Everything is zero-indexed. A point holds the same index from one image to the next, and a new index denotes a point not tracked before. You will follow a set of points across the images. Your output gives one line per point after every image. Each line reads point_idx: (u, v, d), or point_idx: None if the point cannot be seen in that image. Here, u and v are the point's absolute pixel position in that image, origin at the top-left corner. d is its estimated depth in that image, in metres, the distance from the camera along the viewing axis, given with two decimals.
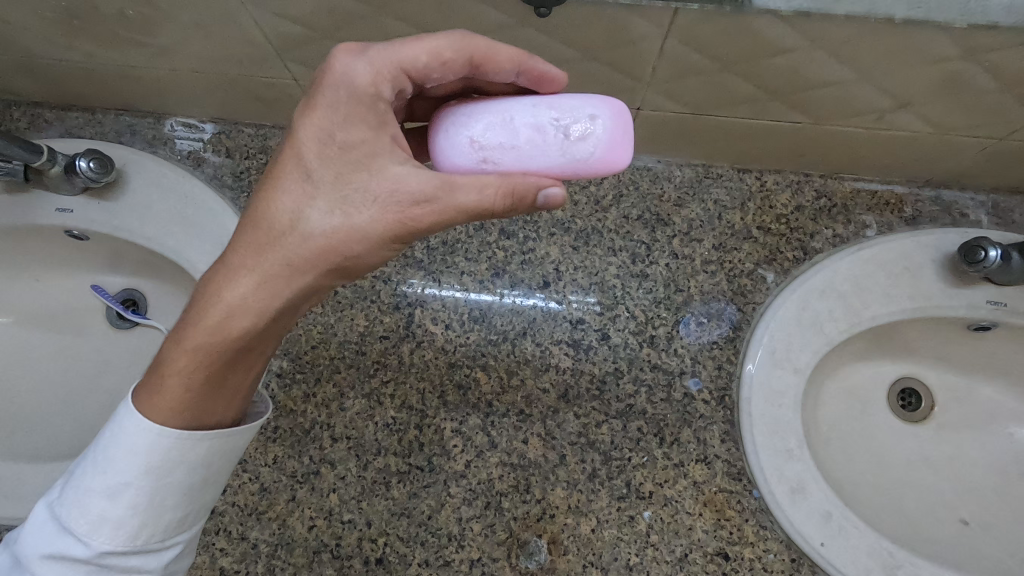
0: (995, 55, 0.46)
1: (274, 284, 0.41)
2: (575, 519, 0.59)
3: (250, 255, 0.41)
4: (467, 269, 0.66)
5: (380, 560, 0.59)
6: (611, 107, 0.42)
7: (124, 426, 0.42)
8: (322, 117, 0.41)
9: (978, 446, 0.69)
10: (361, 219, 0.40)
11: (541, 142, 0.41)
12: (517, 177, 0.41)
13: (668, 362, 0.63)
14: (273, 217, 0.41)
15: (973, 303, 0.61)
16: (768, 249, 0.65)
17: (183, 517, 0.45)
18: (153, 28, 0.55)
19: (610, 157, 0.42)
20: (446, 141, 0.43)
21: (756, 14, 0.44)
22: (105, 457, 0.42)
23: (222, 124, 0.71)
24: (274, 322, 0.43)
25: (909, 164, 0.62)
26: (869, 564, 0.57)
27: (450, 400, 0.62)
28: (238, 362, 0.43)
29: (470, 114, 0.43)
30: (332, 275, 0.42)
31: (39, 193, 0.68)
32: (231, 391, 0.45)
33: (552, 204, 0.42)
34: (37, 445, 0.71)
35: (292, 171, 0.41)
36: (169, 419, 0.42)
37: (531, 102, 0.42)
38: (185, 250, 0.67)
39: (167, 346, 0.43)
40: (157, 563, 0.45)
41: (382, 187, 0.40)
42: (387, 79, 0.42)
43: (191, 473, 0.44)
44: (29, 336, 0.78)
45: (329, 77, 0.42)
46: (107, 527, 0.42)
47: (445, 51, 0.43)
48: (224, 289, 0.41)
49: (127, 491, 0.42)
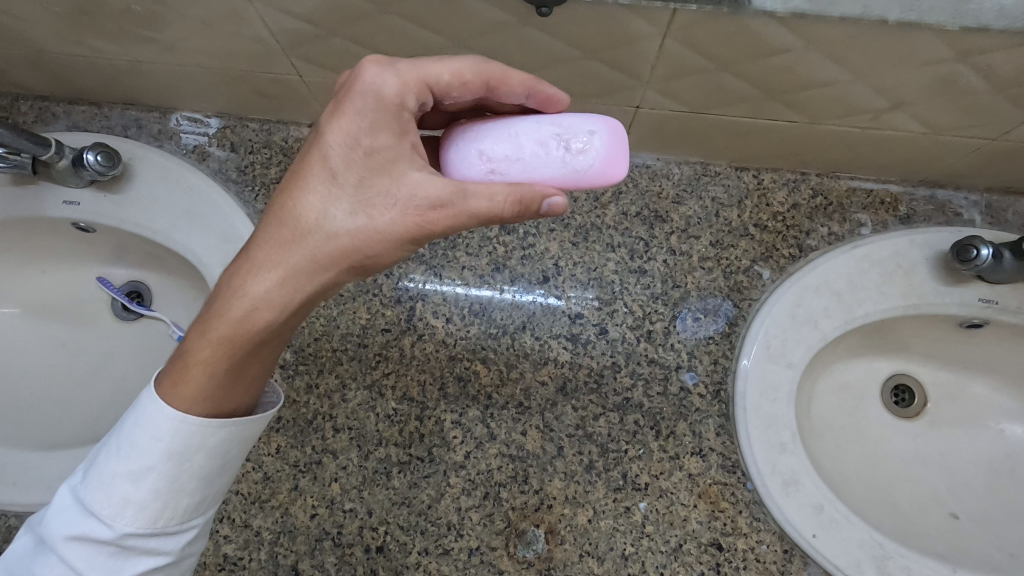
0: (986, 57, 0.47)
1: (297, 280, 0.42)
2: (572, 509, 0.60)
3: (274, 251, 0.42)
4: (468, 263, 0.67)
5: (381, 549, 0.60)
6: (609, 125, 0.43)
7: (148, 413, 0.43)
8: (349, 122, 0.42)
9: (970, 443, 0.70)
10: (381, 220, 0.42)
11: (545, 155, 0.43)
12: (524, 184, 0.42)
13: (665, 356, 0.64)
14: (298, 215, 0.42)
15: (965, 301, 0.62)
16: (765, 246, 0.66)
17: (200, 501, 0.46)
18: (160, 24, 0.56)
19: (608, 170, 0.43)
20: (457, 154, 0.45)
21: (753, 16, 0.45)
22: (129, 442, 0.43)
23: (227, 119, 0.71)
24: (294, 315, 0.44)
25: (904, 164, 0.63)
26: (860, 556, 0.58)
27: (450, 392, 0.63)
28: (258, 353, 0.44)
29: (480, 130, 0.44)
30: (352, 272, 0.43)
31: (46, 186, 0.69)
32: (250, 381, 0.46)
33: (555, 212, 0.43)
34: (42, 431, 0.72)
35: (317, 172, 0.42)
36: (192, 406, 0.44)
37: (536, 119, 0.44)
38: (190, 243, 0.68)
39: (192, 336, 0.44)
40: (176, 544, 0.46)
41: (402, 191, 0.42)
42: (412, 91, 0.43)
43: (210, 460, 0.45)
44: (35, 325, 0.79)
45: (358, 85, 0.42)
46: (130, 509, 0.43)
47: (466, 73, 0.45)
48: (248, 283, 0.43)
49: (149, 475, 0.43)
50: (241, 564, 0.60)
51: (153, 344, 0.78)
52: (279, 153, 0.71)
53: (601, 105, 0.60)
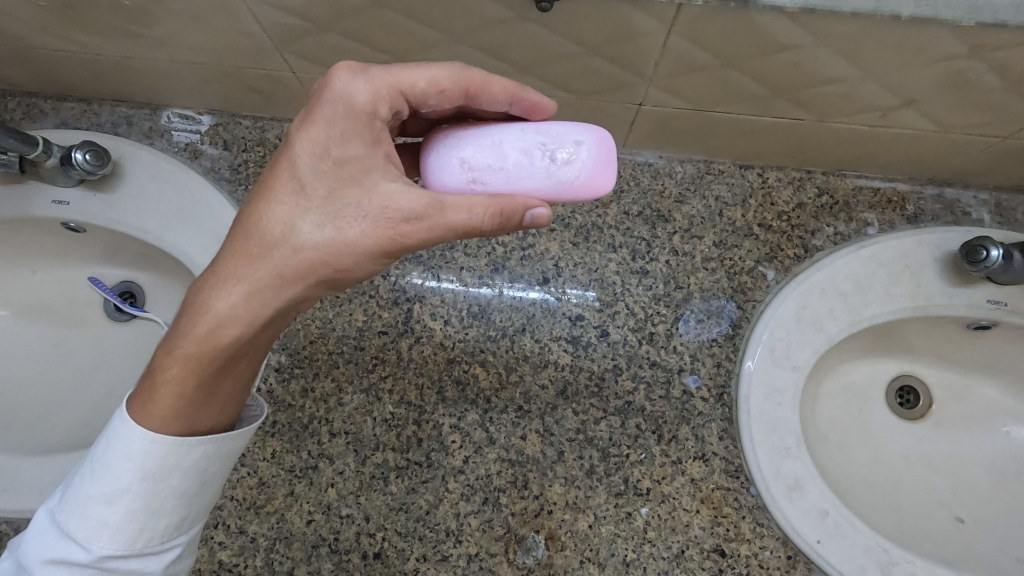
0: (1001, 54, 0.45)
1: (264, 294, 0.41)
2: (573, 515, 0.59)
3: (241, 265, 0.41)
4: (467, 264, 0.66)
5: (378, 555, 0.59)
6: (596, 135, 0.42)
7: (120, 433, 0.42)
8: (318, 131, 0.41)
9: (975, 445, 0.69)
10: (351, 233, 0.40)
11: (528, 165, 0.41)
12: (506, 196, 0.41)
13: (667, 359, 0.62)
14: (265, 227, 0.41)
15: (973, 302, 0.61)
16: (769, 247, 0.65)
17: (180, 520, 0.45)
18: (149, 20, 0.55)
19: (594, 182, 0.42)
20: (437, 160, 0.43)
21: (762, 10, 0.43)
22: (102, 464, 0.42)
23: (220, 116, 0.70)
24: (263, 330, 0.42)
25: (913, 163, 0.62)
26: (864, 562, 0.57)
27: (449, 395, 0.62)
28: (228, 369, 0.43)
29: (462, 137, 0.43)
30: (321, 286, 0.42)
31: (34, 185, 0.67)
32: (223, 397, 0.45)
33: (538, 223, 0.42)
34: (34, 436, 0.71)
35: (285, 183, 0.41)
36: (163, 426, 0.42)
37: (520, 126, 0.42)
38: (183, 243, 0.66)
39: (160, 353, 0.43)
40: (157, 564, 0.45)
41: (374, 203, 0.40)
42: (384, 99, 0.42)
43: (187, 478, 0.44)
44: (26, 326, 0.77)
45: (327, 94, 0.41)
46: (107, 531, 0.42)
47: (443, 80, 0.43)
48: (214, 298, 0.41)
49: (124, 497, 0.42)
50: (236, 570, 0.59)
51: (147, 345, 0.77)
52: (273, 150, 0.69)
53: (601, 102, 0.58)
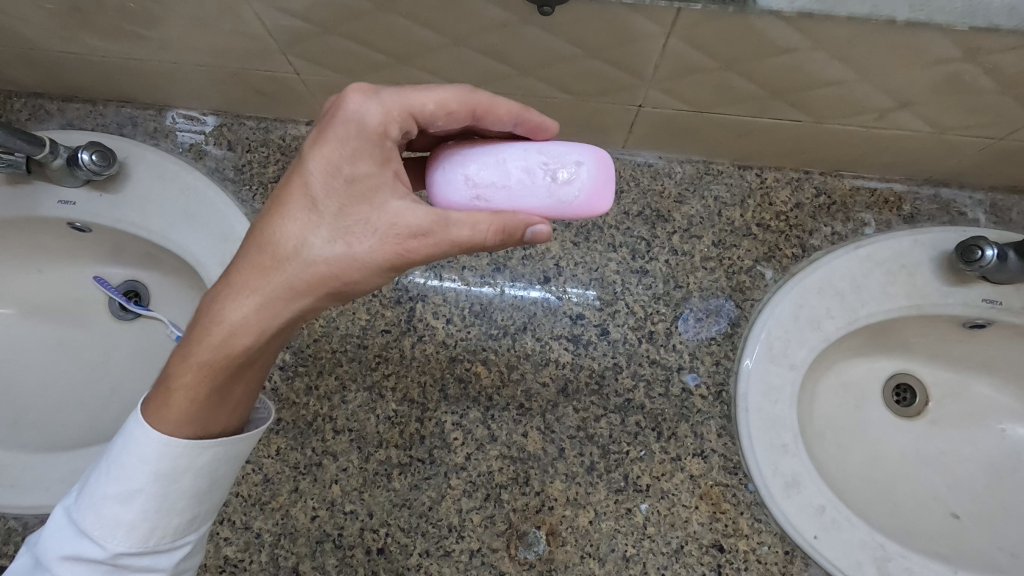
0: (995, 57, 0.46)
1: (275, 306, 0.42)
2: (573, 511, 0.60)
3: (253, 276, 0.42)
4: (468, 263, 0.66)
5: (381, 550, 0.60)
6: (596, 156, 0.43)
7: (134, 435, 0.43)
8: (330, 150, 0.41)
9: (971, 442, 0.70)
10: (360, 249, 0.41)
11: (530, 184, 0.42)
12: (507, 213, 0.42)
13: (667, 358, 0.63)
14: (277, 241, 0.42)
15: (968, 302, 0.62)
16: (767, 246, 0.65)
17: (191, 518, 0.46)
18: (154, 22, 0.55)
19: (593, 203, 0.43)
20: (442, 176, 0.44)
21: (760, 15, 0.44)
22: (117, 465, 0.43)
23: (224, 116, 0.71)
24: (273, 340, 0.43)
25: (910, 163, 0.63)
26: (861, 557, 0.58)
27: (451, 393, 0.63)
28: (239, 377, 0.44)
29: (467, 154, 0.44)
30: (330, 298, 0.43)
31: (41, 185, 0.68)
32: (233, 403, 0.45)
33: (538, 240, 0.43)
34: (40, 432, 0.71)
35: (298, 198, 0.42)
36: (176, 430, 0.43)
37: (524, 145, 0.43)
38: (187, 242, 0.67)
39: (173, 360, 0.43)
40: (168, 561, 0.45)
41: (383, 220, 0.41)
42: (395, 121, 0.42)
43: (198, 479, 0.45)
44: (32, 325, 0.78)
45: (341, 114, 0.42)
46: (121, 530, 0.43)
47: (451, 102, 0.44)
48: (227, 308, 0.42)
49: (138, 496, 0.43)
50: (241, 566, 0.60)
51: (152, 344, 0.78)
52: (277, 151, 0.70)
53: (601, 104, 0.59)
